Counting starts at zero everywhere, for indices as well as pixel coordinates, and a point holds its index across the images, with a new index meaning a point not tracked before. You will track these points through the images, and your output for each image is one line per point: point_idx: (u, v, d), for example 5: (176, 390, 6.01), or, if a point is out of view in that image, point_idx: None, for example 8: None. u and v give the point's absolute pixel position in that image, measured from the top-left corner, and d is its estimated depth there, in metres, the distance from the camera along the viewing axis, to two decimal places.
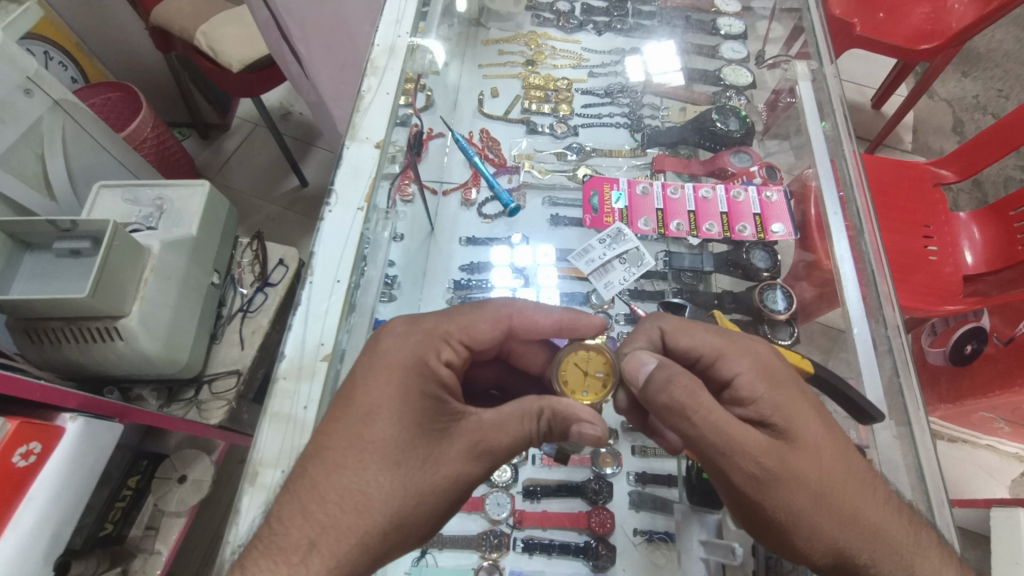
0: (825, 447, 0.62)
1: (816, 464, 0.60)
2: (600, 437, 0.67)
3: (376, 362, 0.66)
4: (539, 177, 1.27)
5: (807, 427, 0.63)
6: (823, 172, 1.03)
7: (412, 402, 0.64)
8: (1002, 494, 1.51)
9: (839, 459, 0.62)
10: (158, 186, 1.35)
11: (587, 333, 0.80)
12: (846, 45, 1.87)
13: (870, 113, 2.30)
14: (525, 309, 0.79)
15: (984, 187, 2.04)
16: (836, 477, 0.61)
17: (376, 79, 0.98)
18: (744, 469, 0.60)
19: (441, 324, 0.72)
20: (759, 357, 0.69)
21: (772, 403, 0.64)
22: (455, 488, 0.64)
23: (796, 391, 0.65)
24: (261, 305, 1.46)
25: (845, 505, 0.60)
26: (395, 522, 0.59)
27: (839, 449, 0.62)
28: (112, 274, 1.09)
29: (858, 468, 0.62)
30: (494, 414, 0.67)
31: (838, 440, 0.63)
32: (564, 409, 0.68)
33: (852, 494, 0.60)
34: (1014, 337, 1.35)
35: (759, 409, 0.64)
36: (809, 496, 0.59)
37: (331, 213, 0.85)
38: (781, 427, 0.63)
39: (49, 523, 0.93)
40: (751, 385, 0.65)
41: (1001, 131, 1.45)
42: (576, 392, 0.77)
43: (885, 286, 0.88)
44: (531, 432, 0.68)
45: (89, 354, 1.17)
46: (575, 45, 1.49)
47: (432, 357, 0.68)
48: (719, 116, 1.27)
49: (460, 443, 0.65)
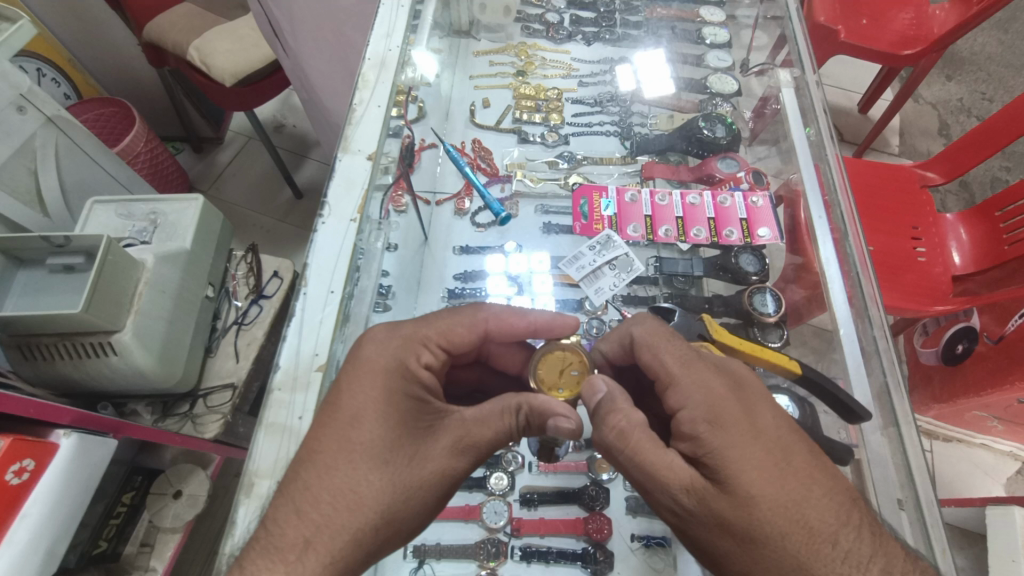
0: (766, 491, 0.56)
1: (749, 512, 0.56)
2: (576, 430, 0.67)
3: (358, 367, 0.66)
4: (531, 186, 1.28)
5: (748, 474, 0.57)
6: (808, 177, 1.05)
7: (395, 401, 0.65)
8: (997, 492, 1.52)
9: (788, 505, 0.56)
10: (152, 201, 1.36)
11: (563, 334, 0.82)
12: (831, 52, 1.90)
13: (857, 118, 2.34)
14: (501, 312, 0.79)
15: (971, 189, 2.07)
16: (774, 528, 0.55)
17: (368, 92, 0.99)
18: (665, 499, 0.62)
19: (420, 328, 0.73)
20: (707, 399, 0.64)
21: (709, 445, 0.60)
22: (442, 482, 0.64)
23: (743, 432, 0.60)
24: (255, 317, 1.46)
25: (781, 560, 0.55)
26: (386, 519, 0.60)
27: (788, 497, 0.56)
28: (105, 289, 1.09)
29: (813, 520, 0.55)
30: (476, 411, 0.69)
31: (789, 486, 0.57)
32: (541, 404, 0.68)
33: (793, 547, 0.55)
34: (1004, 335, 1.37)
35: (695, 446, 0.61)
36: (735, 539, 0.57)
37: (325, 225, 0.86)
38: (719, 471, 0.58)
39: (43, 540, 0.93)
40: (692, 421, 0.62)
41: (985, 133, 1.48)
42: (552, 389, 0.77)
43: (869, 286, 0.89)
44: (513, 427, 0.69)
45: (82, 369, 1.17)
46: (565, 55, 1.51)
47: (412, 360, 0.70)
48: (705, 123, 1.29)
49: (445, 439, 0.66)
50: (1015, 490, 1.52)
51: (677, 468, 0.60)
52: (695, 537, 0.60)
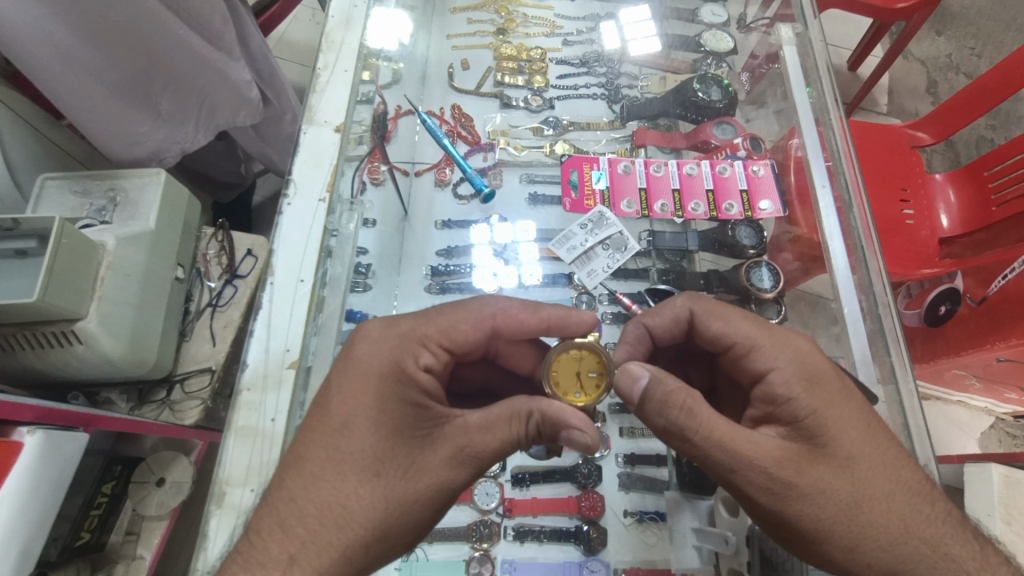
0: (863, 455, 0.60)
1: (849, 473, 0.59)
2: (591, 446, 0.62)
3: (350, 369, 0.62)
4: (514, 155, 1.22)
5: (849, 436, 0.60)
6: (810, 141, 0.99)
7: (389, 409, 0.60)
8: (972, 448, 1.56)
9: (885, 466, 0.60)
10: (110, 176, 1.24)
11: (577, 331, 0.74)
12: (825, 5, 1.81)
13: (846, 76, 2.27)
14: (511, 308, 0.73)
15: (957, 148, 2.05)
16: (877, 489, 0.58)
17: (333, 55, 0.92)
18: (755, 477, 0.59)
19: (419, 325, 0.67)
20: (799, 353, 0.66)
21: (807, 407, 0.61)
22: (440, 494, 0.61)
23: (838, 394, 0.62)
24: (230, 299, 1.39)
25: (887, 522, 0.58)
26: (378, 534, 0.57)
27: (885, 457, 0.60)
28: (62, 275, 1.01)
29: (909, 478, 0.60)
30: (481, 417, 0.63)
31: (884, 449, 0.60)
32: (555, 413, 0.63)
33: (899, 510, 0.58)
34: (986, 297, 1.37)
35: (791, 410, 0.62)
36: (838, 508, 0.58)
37: (291, 205, 0.81)
38: (814, 432, 0.61)
39: (14, 541, 0.89)
40: (786, 384, 0.63)
41: (978, 91, 1.42)
42: (568, 394, 0.72)
43: (875, 260, 0.87)
44: (521, 435, 0.64)
45: (46, 359, 1.11)
46: (547, 11, 1.41)
47: (410, 362, 0.64)
48: (700, 86, 1.21)
49: (444, 448, 0.61)
50: (987, 445, 1.56)
51: (764, 443, 0.60)
52: (790, 513, 0.59)
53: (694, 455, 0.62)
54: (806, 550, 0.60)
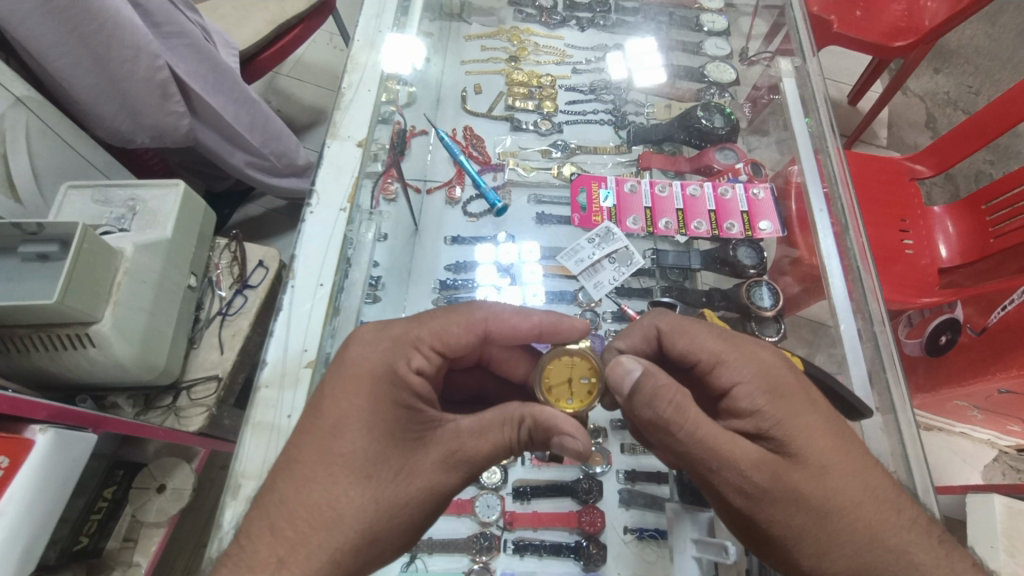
0: (832, 464, 0.62)
1: (821, 482, 0.60)
2: (582, 451, 0.64)
3: (344, 371, 0.64)
4: (524, 175, 1.26)
5: (815, 443, 0.62)
6: (807, 167, 1.04)
7: (382, 411, 0.62)
8: (975, 479, 1.54)
9: (856, 475, 0.62)
10: (131, 186, 1.29)
11: (570, 337, 0.77)
12: (824, 41, 1.89)
13: (847, 109, 2.34)
14: (501, 312, 0.75)
15: (955, 181, 2.10)
16: (847, 496, 0.60)
17: (358, 75, 0.98)
18: (733, 479, 0.61)
19: (412, 329, 0.70)
20: (763, 367, 0.68)
21: (772, 418, 0.64)
22: (430, 498, 0.63)
23: (800, 404, 0.64)
24: (240, 308, 1.42)
25: (852, 528, 0.60)
26: (368, 537, 0.58)
27: (852, 466, 0.62)
28: (83, 278, 1.05)
29: (879, 488, 0.62)
30: (472, 421, 0.66)
31: (853, 458, 0.63)
32: (547, 419, 0.65)
33: (861, 513, 0.60)
34: (986, 327, 1.38)
35: (757, 421, 0.64)
36: (807, 516, 0.60)
37: (313, 215, 0.84)
38: (781, 442, 0.63)
39: (18, 539, 0.89)
40: (749, 397, 0.65)
41: (974, 126, 1.47)
42: (559, 401, 0.74)
43: (870, 280, 0.90)
44: (513, 440, 0.66)
45: (59, 361, 1.13)
46: (558, 41, 1.47)
47: (402, 364, 0.66)
48: (704, 113, 1.27)
49: (436, 451, 0.63)
50: (991, 477, 1.54)
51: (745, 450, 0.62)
52: (762, 519, 0.61)
53: (678, 454, 0.64)
54: (783, 557, 0.63)
